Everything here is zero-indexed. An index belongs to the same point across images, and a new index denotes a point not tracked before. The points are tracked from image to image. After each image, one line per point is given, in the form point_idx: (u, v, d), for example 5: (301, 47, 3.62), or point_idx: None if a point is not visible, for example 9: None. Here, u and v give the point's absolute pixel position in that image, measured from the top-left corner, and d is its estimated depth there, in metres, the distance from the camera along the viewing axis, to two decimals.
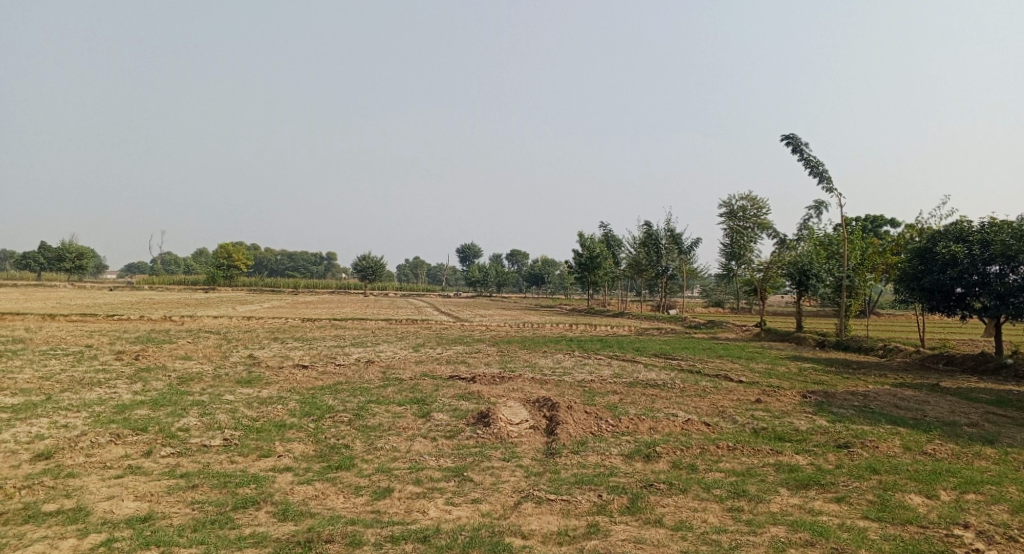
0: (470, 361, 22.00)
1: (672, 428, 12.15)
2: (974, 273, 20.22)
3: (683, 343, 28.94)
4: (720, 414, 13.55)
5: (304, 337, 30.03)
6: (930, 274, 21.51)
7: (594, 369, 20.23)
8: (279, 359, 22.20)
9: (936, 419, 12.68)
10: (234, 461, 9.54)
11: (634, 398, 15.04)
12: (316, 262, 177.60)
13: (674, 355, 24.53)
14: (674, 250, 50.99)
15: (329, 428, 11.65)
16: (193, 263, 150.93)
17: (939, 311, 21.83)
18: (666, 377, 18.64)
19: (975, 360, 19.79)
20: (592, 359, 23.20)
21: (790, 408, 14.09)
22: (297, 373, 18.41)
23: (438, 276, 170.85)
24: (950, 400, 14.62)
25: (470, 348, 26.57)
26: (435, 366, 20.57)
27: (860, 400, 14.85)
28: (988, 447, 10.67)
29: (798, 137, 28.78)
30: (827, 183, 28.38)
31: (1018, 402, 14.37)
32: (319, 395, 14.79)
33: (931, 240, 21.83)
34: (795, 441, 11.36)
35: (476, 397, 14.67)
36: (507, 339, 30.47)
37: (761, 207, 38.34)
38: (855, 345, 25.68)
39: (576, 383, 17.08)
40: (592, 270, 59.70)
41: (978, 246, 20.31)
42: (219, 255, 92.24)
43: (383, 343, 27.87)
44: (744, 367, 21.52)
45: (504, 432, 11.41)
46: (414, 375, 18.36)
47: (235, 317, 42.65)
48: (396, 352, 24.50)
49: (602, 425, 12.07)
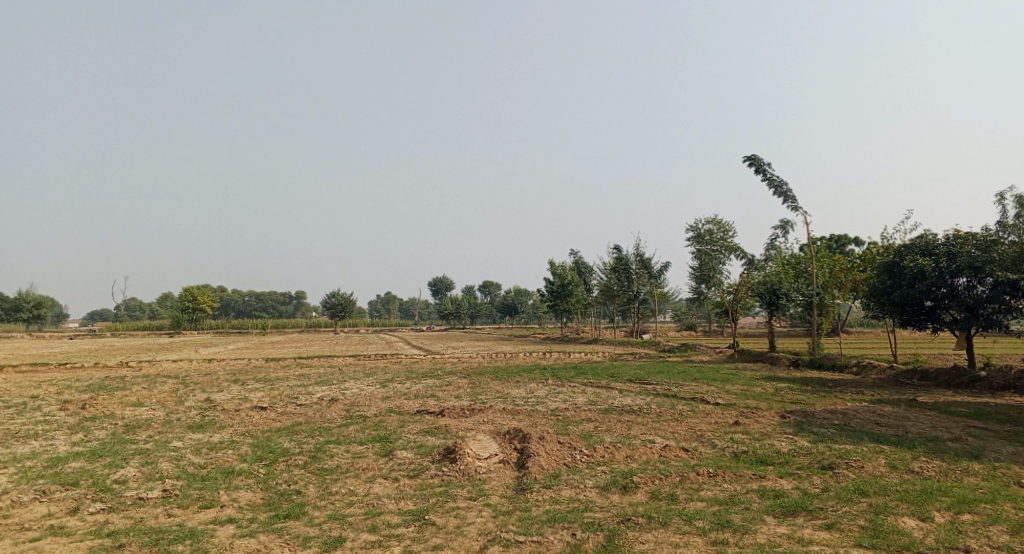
0: (439, 394, 21.20)
1: (649, 456, 11.55)
2: (943, 286, 20.19)
3: (658, 368, 28.46)
4: (698, 438, 12.99)
5: (267, 378, 28.78)
6: (899, 287, 21.41)
7: (568, 398, 19.55)
8: (238, 401, 21.07)
9: (918, 435, 12.28)
10: (171, 514, 8.65)
11: (609, 426, 14.42)
12: (286, 301, 174.62)
13: (649, 380, 23.99)
14: (645, 274, 50.89)
15: (282, 473, 10.77)
16: (159, 308, 147.54)
17: (911, 325, 21.73)
18: (641, 402, 18.05)
19: (948, 374, 19.64)
20: (565, 387, 22.55)
21: (770, 429, 13.61)
22: (254, 416, 17.37)
23: (410, 311, 169.10)
24: (930, 415, 14.29)
25: (441, 381, 25.64)
26: (402, 401, 19.70)
27: (839, 418, 14.43)
28: (975, 463, 10.26)
29: (760, 158, 28.98)
30: (791, 203, 28.53)
31: (997, 414, 14.09)
32: (275, 438, 13.87)
33: (898, 254, 21.83)
34: (777, 464, 10.84)
35: (443, 432, 13.90)
36: (479, 371, 29.67)
37: (728, 230, 38.36)
38: (828, 363, 25.49)
39: (549, 413, 16.36)
40: (565, 299, 59.30)
41: (945, 259, 20.28)
42: (184, 298, 89.65)
43: (350, 380, 26.80)
44: (719, 389, 21.07)
45: (472, 468, 10.67)
46: (380, 411, 17.48)
47: (195, 360, 40.98)
48: (362, 389, 23.52)
49: (576, 455, 11.40)
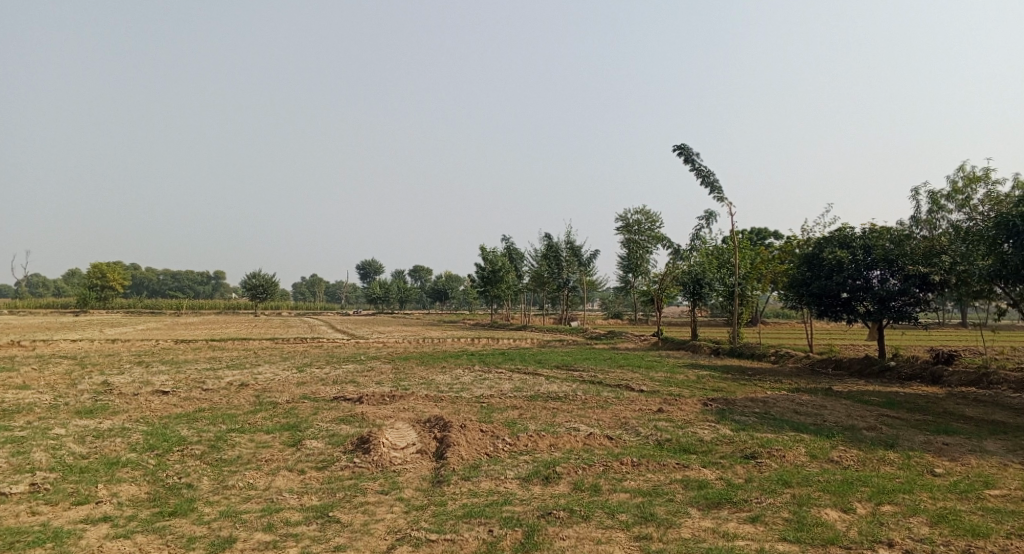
0: (360, 380, 20.25)
1: (574, 444, 11.17)
2: (858, 278, 20.85)
3: (585, 355, 28.37)
4: (623, 426, 12.76)
5: (174, 360, 26.89)
6: (818, 279, 21.97)
7: (493, 384, 19.04)
8: (137, 385, 19.44)
9: (835, 423, 12.46)
10: (34, 513, 7.54)
11: (533, 413, 13.99)
12: (204, 281, 166.59)
13: (576, 367, 23.81)
14: (575, 262, 50.97)
15: (174, 464, 9.74)
16: (63, 284, 137.70)
17: (827, 315, 22.32)
18: (567, 389, 17.76)
19: (861, 363, 20.33)
20: (491, 373, 22.01)
21: (693, 417, 13.54)
22: (153, 401, 15.95)
23: (337, 294, 164.68)
24: (845, 404, 14.61)
25: (363, 367, 24.62)
26: (319, 386, 18.67)
27: (760, 406, 14.56)
28: (890, 452, 10.41)
29: (690, 147, 29.24)
30: (718, 194, 28.95)
31: (907, 403, 14.56)
32: (173, 425, 12.68)
33: (817, 246, 22.37)
34: (700, 452, 10.69)
35: (359, 420, 13.10)
36: (404, 356, 28.71)
37: (656, 221, 38.75)
38: (748, 352, 26.12)
39: (473, 399, 15.80)
40: (495, 284, 58.85)
41: (861, 251, 20.96)
42: (92, 274, 83.30)
43: (265, 364, 25.36)
44: (644, 376, 21.10)
45: (386, 458, 9.97)
46: (293, 398, 16.44)
47: (96, 341, 38.00)
48: (278, 374, 22.25)
49: (498, 444, 10.88)
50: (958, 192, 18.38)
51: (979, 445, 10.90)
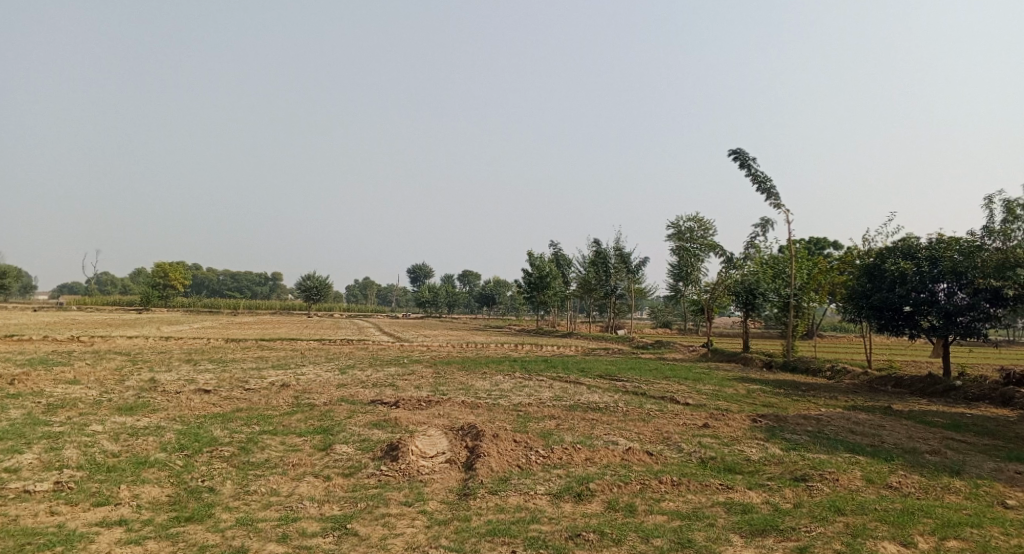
0: (399, 383, 20.11)
1: (610, 459, 10.62)
2: (923, 291, 19.57)
3: (630, 364, 27.57)
4: (664, 441, 12.12)
5: (222, 359, 27.38)
6: (879, 291, 20.73)
7: (533, 392, 18.60)
8: (182, 383, 19.74)
9: (895, 446, 11.55)
10: (55, 513, 7.51)
11: (571, 424, 13.50)
12: (260, 282, 171.50)
13: (619, 377, 23.12)
14: (623, 269, 50.06)
15: (201, 467, 9.67)
16: (129, 283, 143.94)
17: (888, 330, 21.04)
18: (609, 399, 17.14)
19: (924, 382, 19.04)
20: (532, 381, 21.54)
21: (740, 433, 12.80)
22: (194, 399, 16.11)
23: (387, 297, 167.02)
24: (907, 424, 13.58)
25: (404, 370, 24.52)
26: (358, 389, 18.58)
27: (813, 424, 13.68)
28: (957, 480, 9.48)
29: (746, 152, 28.21)
30: (774, 201, 27.82)
31: (976, 426, 13.46)
32: (207, 425, 12.72)
33: (879, 257, 21.16)
34: (746, 473, 10.01)
35: (391, 426, 12.87)
36: (446, 360, 28.50)
37: (708, 229, 37.62)
38: (802, 366, 24.90)
39: (510, 408, 15.40)
40: (542, 290, 58.39)
41: (927, 263, 19.71)
42: (155, 273, 86.46)
43: (308, 365, 25.52)
44: (691, 388, 20.29)
45: (413, 467, 9.66)
46: (330, 400, 16.35)
47: (152, 338, 39.12)
48: (319, 375, 22.33)
49: (531, 456, 10.44)
50: None
51: None
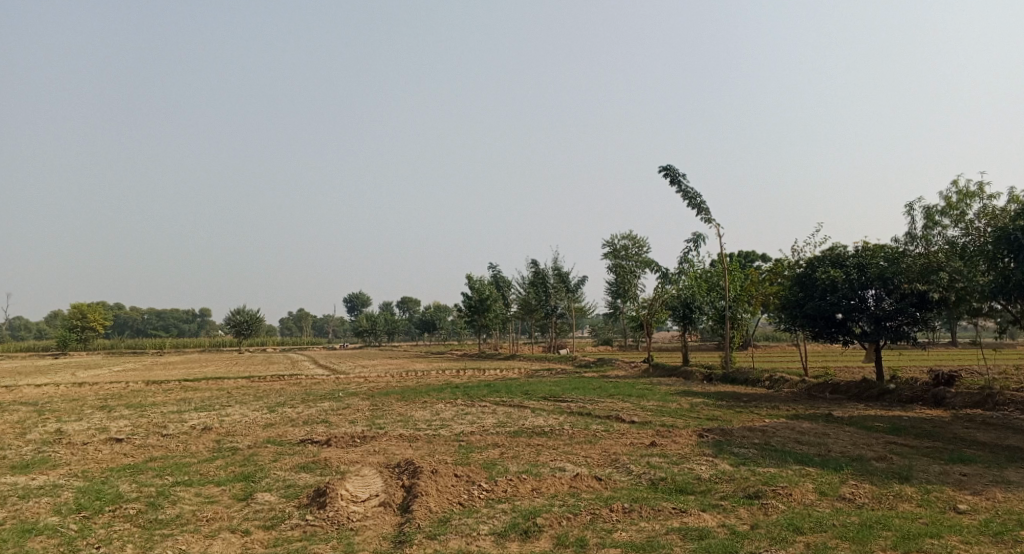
0: (332, 419, 18.98)
1: (557, 488, 10.04)
2: (853, 297, 19.89)
3: (573, 383, 27.18)
4: (613, 464, 11.63)
5: (140, 404, 25.37)
6: (812, 300, 20.94)
7: (475, 419, 17.86)
8: (91, 433, 17.99)
9: (841, 454, 11.43)
10: None
11: (516, 452, 12.86)
12: (189, 319, 163.96)
13: (563, 398, 22.64)
14: (562, 288, 50.08)
15: (99, 530, 8.54)
16: (42, 326, 134.47)
17: (822, 337, 21.32)
18: (553, 422, 16.61)
19: (859, 387, 19.37)
20: (475, 407, 20.77)
21: (688, 451, 12.46)
22: (102, 451, 14.60)
23: (324, 328, 162.44)
24: (849, 431, 13.60)
25: (339, 404, 23.29)
26: (288, 428, 17.37)
27: (758, 436, 13.52)
28: (907, 486, 9.36)
29: (675, 169, 28.61)
30: (705, 215, 28.26)
31: (914, 429, 13.60)
32: (113, 480, 11.44)
33: (809, 266, 21.53)
34: (698, 493, 9.61)
35: (320, 468, 11.90)
36: (385, 391, 27.34)
37: (643, 246, 38.00)
38: (741, 377, 25.11)
39: (451, 438, 14.61)
40: (482, 314, 57.73)
41: (855, 270, 20.06)
42: (72, 316, 80.92)
43: (235, 405, 23.90)
44: (635, 405, 20.02)
45: (344, 514, 8.82)
46: (256, 442, 15.14)
47: (64, 385, 36.14)
48: (247, 415, 20.87)
49: (473, 492, 9.74)
50: (953, 207, 17.72)
51: (1001, 475, 9.81)
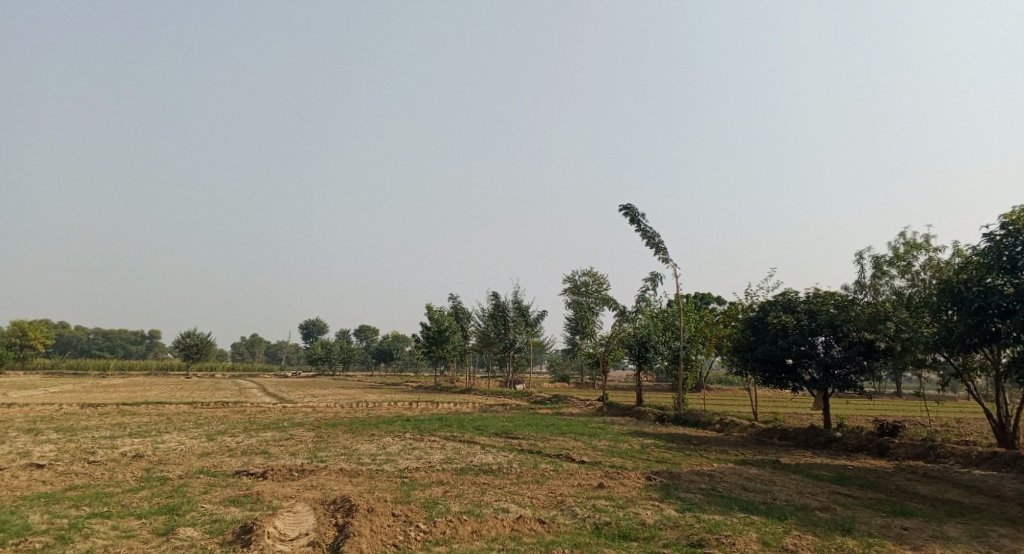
0: (273, 450, 18.22)
1: (498, 530, 9.71)
2: (803, 343, 20.21)
3: (526, 420, 26.83)
4: (558, 506, 11.34)
5: (70, 427, 24.01)
6: (763, 343, 21.22)
7: (422, 455, 17.36)
8: (10, 457, 16.85)
9: (786, 503, 11.39)
10: None
11: (459, 491, 12.46)
12: (136, 340, 158.07)
13: (515, 434, 22.27)
14: (522, 322, 49.94)
15: None
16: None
17: (772, 382, 21.58)
18: (501, 460, 16.25)
19: (806, 433, 19.56)
20: (424, 442, 20.23)
21: (635, 494, 12.26)
22: (17, 477, 13.63)
23: (278, 355, 158.34)
24: (794, 479, 13.63)
25: (283, 434, 22.43)
26: (225, 458, 16.57)
27: (706, 481, 13.42)
28: (848, 539, 9.32)
29: (635, 209, 28.97)
30: (663, 255, 28.61)
31: (858, 479, 13.69)
32: (23, 509, 10.63)
33: (761, 310, 21.87)
34: (641, 539, 9.40)
35: (252, 502, 11.30)
36: (332, 422, 26.51)
37: (603, 284, 38.23)
38: (693, 419, 25.16)
39: (395, 474, 14.12)
40: (440, 345, 57.04)
41: (806, 316, 20.45)
42: (10, 332, 77.07)
43: (173, 431, 22.81)
44: (586, 445, 19.80)
45: None
46: (188, 473, 14.36)
47: None
48: (183, 443, 19.89)
49: (410, 533, 9.33)
50: (900, 258, 18.27)
51: (940, 530, 9.86)
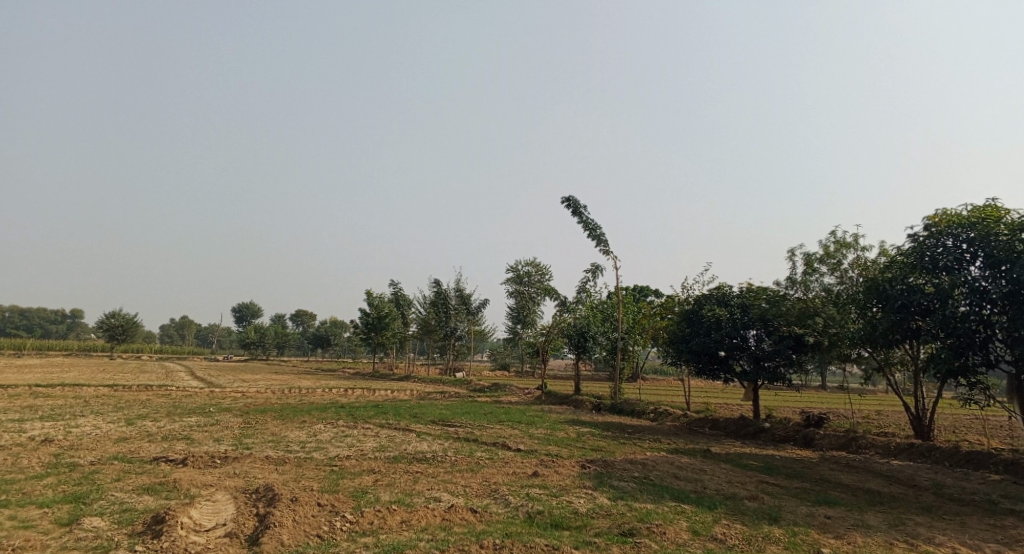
0: (197, 436, 17.36)
1: (429, 520, 9.43)
2: (735, 336, 20.74)
3: (464, 408, 26.59)
4: (491, 495, 11.14)
5: None
6: (698, 335, 21.61)
7: (354, 442, 16.87)
8: None
9: (716, 492, 11.55)
10: None
11: (391, 480, 12.10)
12: (55, 319, 149.39)
13: (452, 423, 21.99)
14: (463, 310, 49.57)
15: None
16: None
17: (704, 374, 22.03)
18: (436, 448, 15.94)
19: (736, 424, 20.06)
20: (357, 430, 19.70)
21: (569, 482, 12.20)
22: None
23: (209, 338, 152.72)
24: (724, 468, 13.88)
25: (209, 420, 21.45)
26: (142, 444, 15.64)
27: (639, 470, 13.50)
28: (776, 527, 9.48)
29: (577, 201, 29.02)
30: (604, 247, 28.78)
31: (785, 469, 14.05)
32: None
33: (696, 303, 22.25)
34: (573, 528, 9.30)
35: (168, 490, 10.63)
36: (263, 408, 25.57)
37: (546, 274, 38.24)
38: (628, 409, 25.46)
39: (325, 462, 13.63)
40: (379, 332, 56.07)
41: (738, 310, 20.97)
42: None
43: (87, 415, 21.46)
44: (523, 433, 19.70)
45: None
46: (100, 459, 13.45)
47: None
48: (98, 427, 18.72)
49: (336, 523, 8.95)
50: (830, 256, 18.86)
51: (861, 518, 10.16)
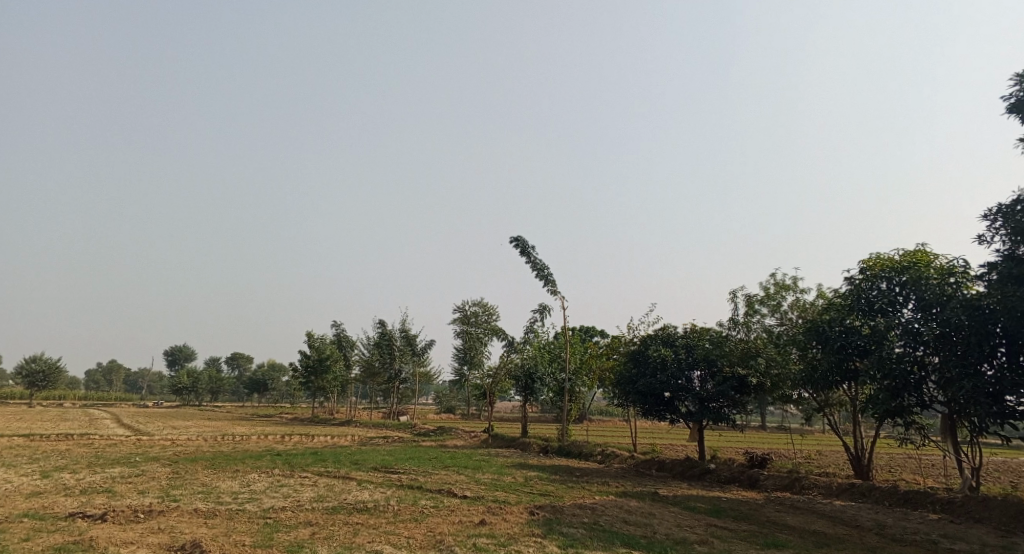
0: (118, 488, 16.16)
1: None
2: (680, 377, 20.92)
3: (408, 453, 25.81)
4: (436, 546, 10.67)
5: None
6: (643, 376, 21.68)
7: (292, 492, 16.02)
8: None
9: (666, 537, 11.40)
10: None
11: (331, 532, 11.46)
12: None
13: (395, 469, 21.23)
14: (408, 351, 48.66)
15: None
16: None
17: (650, 415, 22.04)
18: (379, 496, 15.28)
19: (682, 465, 20.07)
20: (295, 478, 18.76)
21: (517, 530, 11.83)
22: None
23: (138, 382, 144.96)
24: (673, 511, 13.78)
25: (133, 471, 20.06)
26: (56, 499, 14.42)
27: (588, 515, 13.23)
28: None
29: (525, 241, 29.16)
30: (551, 287, 28.88)
31: (732, 511, 14.06)
32: None
33: (643, 344, 22.38)
34: None
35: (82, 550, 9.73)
36: (193, 457, 24.15)
37: (493, 315, 38.03)
38: (576, 451, 25.21)
39: (259, 515, 12.83)
40: (320, 375, 54.35)
41: (683, 350, 21.21)
42: None
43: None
44: (469, 478, 19.18)
45: None
46: (6, 516, 12.28)
47: None
48: (7, 481, 17.20)
49: None
50: (770, 297, 19.40)
51: None
